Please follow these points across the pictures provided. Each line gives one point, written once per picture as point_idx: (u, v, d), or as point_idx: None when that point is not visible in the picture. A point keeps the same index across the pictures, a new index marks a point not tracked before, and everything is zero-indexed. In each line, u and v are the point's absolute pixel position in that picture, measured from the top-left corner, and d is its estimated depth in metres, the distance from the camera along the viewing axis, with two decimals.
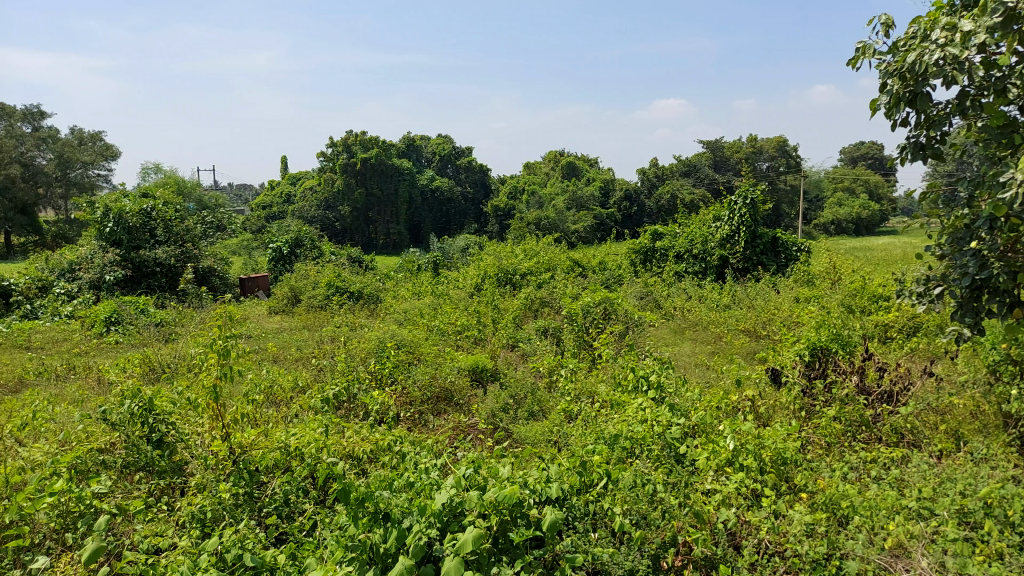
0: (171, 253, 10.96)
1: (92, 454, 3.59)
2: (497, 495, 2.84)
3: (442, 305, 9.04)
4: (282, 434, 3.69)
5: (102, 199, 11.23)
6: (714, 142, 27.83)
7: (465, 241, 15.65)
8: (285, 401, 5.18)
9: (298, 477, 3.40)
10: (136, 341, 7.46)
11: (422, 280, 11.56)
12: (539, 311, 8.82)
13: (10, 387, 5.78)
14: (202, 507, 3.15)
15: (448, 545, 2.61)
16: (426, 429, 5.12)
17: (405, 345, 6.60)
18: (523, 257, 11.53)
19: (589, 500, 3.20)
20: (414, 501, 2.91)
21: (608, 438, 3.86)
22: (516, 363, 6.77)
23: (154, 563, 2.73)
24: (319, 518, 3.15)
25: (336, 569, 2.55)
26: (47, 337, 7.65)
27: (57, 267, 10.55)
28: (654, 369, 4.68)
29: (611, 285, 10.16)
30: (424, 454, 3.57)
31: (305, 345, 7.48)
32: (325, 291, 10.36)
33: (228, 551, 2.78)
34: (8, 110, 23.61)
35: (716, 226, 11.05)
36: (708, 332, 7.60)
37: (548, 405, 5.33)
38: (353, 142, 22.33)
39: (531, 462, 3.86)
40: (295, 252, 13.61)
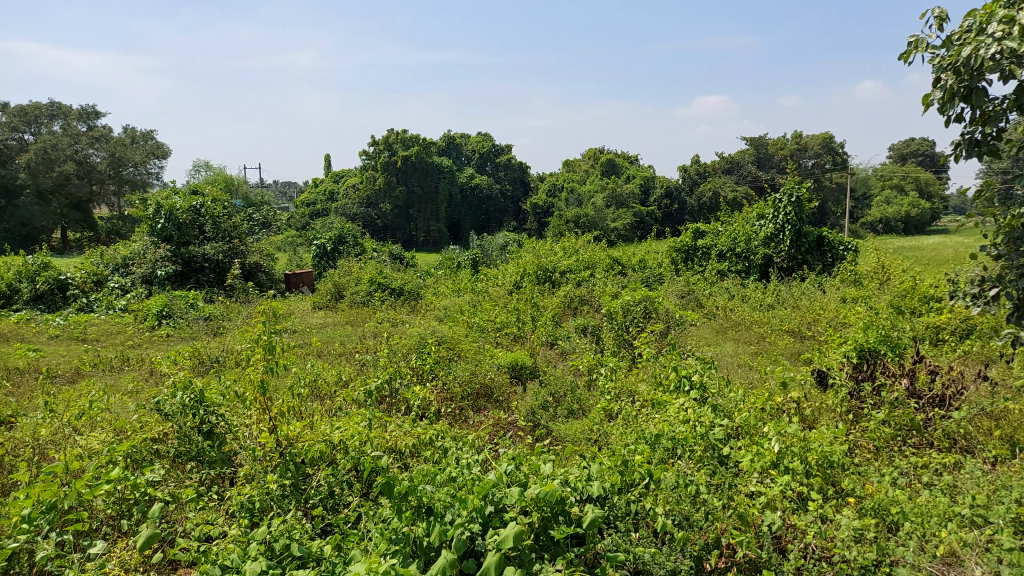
0: (219, 250, 11.26)
1: (146, 444, 3.71)
2: (538, 493, 2.85)
3: (482, 302, 9.10)
4: (327, 427, 3.75)
5: (154, 196, 11.55)
6: (758, 138, 27.35)
7: (505, 237, 15.67)
8: (328, 395, 5.28)
9: (342, 470, 3.45)
10: (186, 335, 7.70)
11: (462, 277, 11.62)
12: (578, 309, 8.79)
13: (67, 377, 5.98)
14: (250, 497, 3.22)
15: (490, 540, 2.63)
16: (467, 425, 5.15)
17: (446, 341, 6.66)
18: (562, 255, 11.50)
19: (631, 500, 3.16)
20: (456, 494, 2.93)
21: (649, 439, 3.84)
22: (555, 360, 6.76)
23: (206, 550, 2.81)
24: (363, 510, 3.19)
25: (381, 560, 2.58)
26: (102, 330, 7.91)
27: (112, 262, 10.88)
28: (696, 369, 4.65)
29: (651, 284, 10.06)
30: (466, 450, 3.59)
31: (348, 340, 7.59)
32: (368, 287, 10.52)
33: (277, 540, 2.86)
34: (65, 110, 24.46)
35: (760, 224, 10.87)
36: (751, 332, 7.48)
37: (588, 403, 5.30)
38: (394, 141, 22.59)
39: (572, 459, 3.86)
40: (338, 249, 13.81)
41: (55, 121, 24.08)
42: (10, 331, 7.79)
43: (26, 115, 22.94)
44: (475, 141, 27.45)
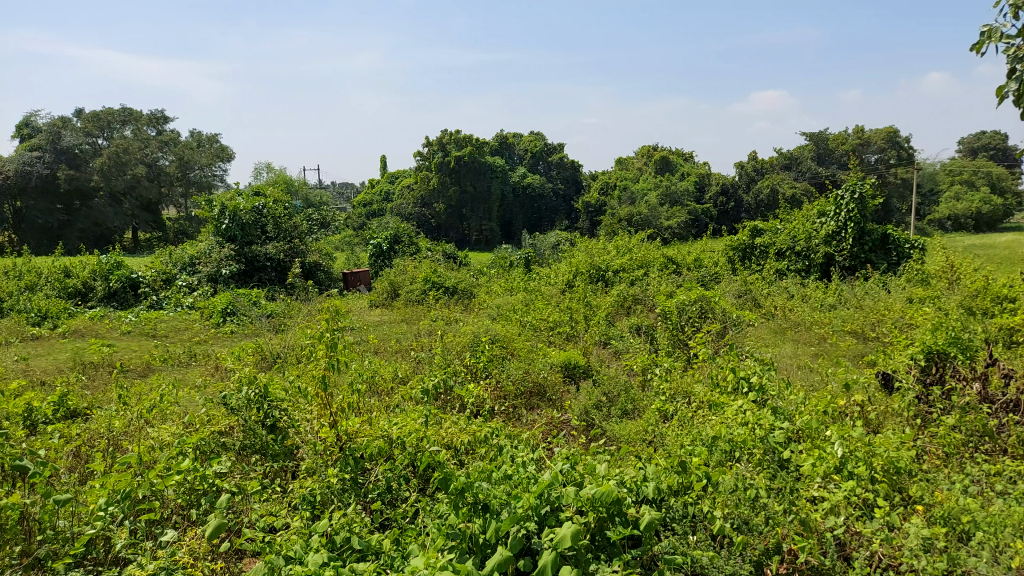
0: (280, 249, 11.59)
1: (214, 436, 3.83)
2: (594, 492, 2.84)
3: (535, 301, 9.11)
4: (385, 423, 3.82)
5: (218, 198, 11.96)
6: (818, 134, 26.62)
7: (557, 236, 15.63)
8: (385, 392, 5.40)
9: (399, 465, 3.52)
10: (249, 332, 7.94)
11: (515, 276, 11.66)
12: (631, 308, 8.71)
13: (139, 371, 6.25)
14: (312, 490, 3.31)
15: (546, 539, 2.63)
16: (520, 424, 5.17)
17: (499, 339, 6.69)
18: (615, 253, 11.41)
19: (688, 502, 3.13)
20: (511, 492, 2.94)
21: (706, 441, 3.79)
22: (609, 360, 6.71)
23: (270, 541, 2.90)
24: (421, 506, 3.24)
25: (439, 555, 2.62)
26: (171, 326, 8.22)
27: (180, 261, 11.31)
28: (754, 371, 4.55)
29: (707, 283, 9.90)
30: (521, 449, 3.60)
31: (404, 338, 7.71)
32: (423, 286, 10.65)
33: (338, 533, 2.93)
34: (135, 115, 25.48)
35: (820, 222, 10.57)
36: (811, 333, 7.29)
37: (642, 404, 5.24)
38: (448, 141, 22.82)
39: (627, 460, 3.82)
40: (394, 248, 14.02)
41: (126, 126, 25.12)
42: (86, 327, 8.18)
43: (99, 121, 23.99)
44: (527, 140, 27.43)
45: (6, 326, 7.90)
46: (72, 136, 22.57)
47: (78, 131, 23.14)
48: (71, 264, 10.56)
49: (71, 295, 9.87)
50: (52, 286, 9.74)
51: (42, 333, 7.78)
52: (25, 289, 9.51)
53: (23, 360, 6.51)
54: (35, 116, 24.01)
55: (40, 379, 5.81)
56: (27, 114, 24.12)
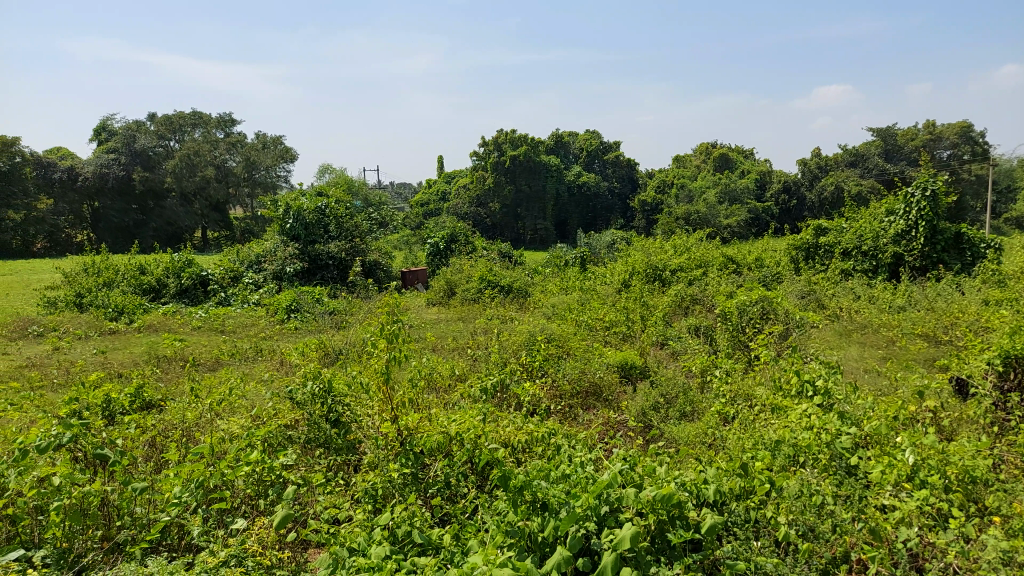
0: (342, 248, 11.84)
1: (281, 429, 3.95)
2: (654, 494, 2.81)
3: (591, 300, 9.06)
4: (444, 419, 3.87)
5: (283, 198, 12.32)
6: (886, 129, 25.72)
7: (613, 235, 15.48)
8: (444, 389, 5.48)
9: (458, 461, 3.56)
10: (312, 328, 8.16)
11: (571, 275, 11.62)
12: (689, 308, 8.57)
13: (209, 365, 6.48)
14: (374, 484, 3.37)
15: (605, 540, 2.62)
16: (577, 424, 5.14)
17: (555, 338, 6.69)
18: (673, 253, 11.24)
19: (750, 507, 3.07)
20: (570, 492, 2.93)
21: (768, 445, 3.71)
22: (666, 361, 6.62)
23: (335, 533, 2.97)
24: (480, 502, 3.26)
25: (498, 553, 2.63)
26: (239, 322, 8.50)
27: (246, 259, 11.69)
28: (820, 373, 4.42)
29: (768, 283, 9.65)
30: (579, 448, 3.58)
31: (460, 336, 7.79)
32: (479, 284, 10.73)
33: (399, 526, 2.99)
34: (206, 118, 26.22)
35: (889, 221, 10.19)
36: (879, 336, 7.06)
37: (702, 406, 5.15)
38: (503, 141, 22.93)
39: (687, 462, 3.77)
40: (451, 247, 14.17)
41: (197, 129, 25.94)
42: (159, 322, 8.54)
43: (171, 124, 25.00)
44: (582, 139, 27.24)
45: (86, 320, 8.34)
46: (146, 138, 23.74)
47: (152, 134, 24.23)
48: (146, 261, 11.03)
49: (147, 291, 10.28)
50: (128, 283, 10.17)
51: (119, 328, 8.16)
52: (103, 285, 9.97)
53: (102, 353, 6.86)
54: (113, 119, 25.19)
55: (118, 371, 6.11)
56: (104, 118, 25.32)
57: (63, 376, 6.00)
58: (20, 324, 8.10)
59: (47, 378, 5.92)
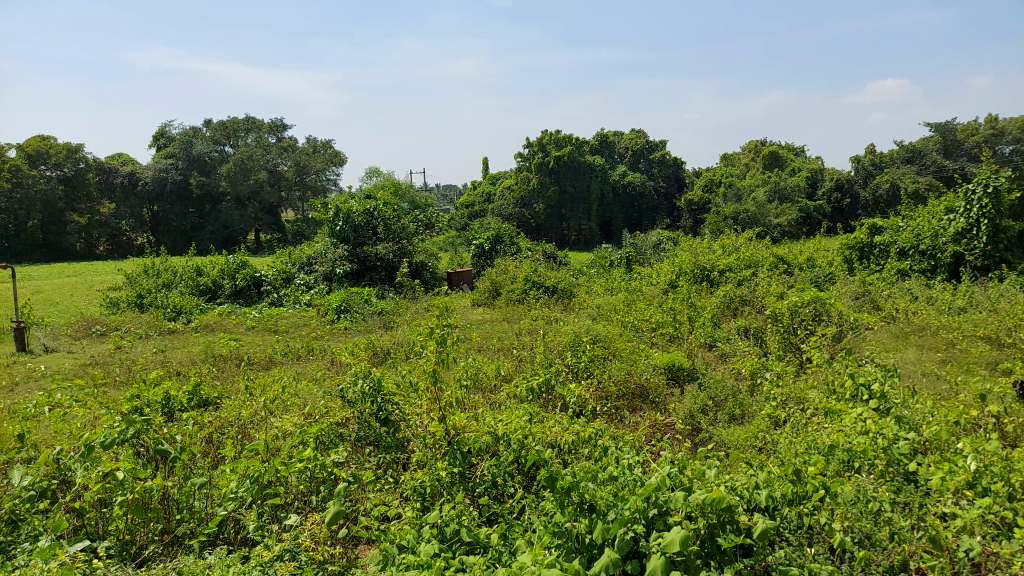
0: (390, 249, 12.00)
1: (332, 427, 4.03)
2: (703, 498, 2.77)
3: (636, 301, 8.99)
4: (491, 419, 3.89)
5: (333, 201, 12.56)
6: (944, 124, 24.85)
7: (659, 236, 15.29)
8: (490, 389, 5.53)
9: (505, 461, 3.58)
10: (362, 328, 8.31)
11: (616, 276, 11.54)
12: (739, 309, 8.42)
13: (263, 364, 6.65)
14: (423, 482, 3.42)
15: (654, 543, 2.60)
16: (623, 426, 5.11)
17: (601, 339, 6.64)
18: (722, 253, 11.06)
19: (803, 513, 3.00)
20: (618, 494, 2.92)
21: (822, 449, 3.63)
22: (715, 363, 6.53)
23: (385, 530, 3.03)
24: (527, 502, 3.27)
25: (545, 553, 2.63)
26: (291, 322, 8.69)
27: (298, 261, 11.96)
28: (876, 377, 4.30)
29: (821, 284, 9.40)
30: (626, 450, 3.56)
31: (505, 337, 7.81)
32: (523, 285, 10.75)
33: (447, 524, 3.02)
34: (257, 123, 26.11)
35: (949, 219, 9.83)
36: (937, 338, 6.82)
37: (752, 409, 5.05)
38: (548, 142, 22.94)
39: (738, 465, 3.71)
40: (495, 248, 14.24)
41: (250, 134, 26.20)
42: (215, 322, 8.81)
43: (226, 129, 25.46)
44: (628, 139, 26.95)
45: (147, 320, 8.66)
46: (202, 144, 24.53)
47: (207, 140, 24.95)
48: (203, 263, 11.37)
49: (203, 292, 10.60)
50: (186, 284, 10.51)
51: (178, 327, 8.44)
52: (163, 286, 10.33)
53: (161, 352, 7.11)
54: (172, 126, 26.11)
55: (176, 370, 6.32)
56: (164, 124, 26.25)
57: (125, 374, 6.24)
58: (85, 323, 8.45)
59: (111, 376, 6.17)
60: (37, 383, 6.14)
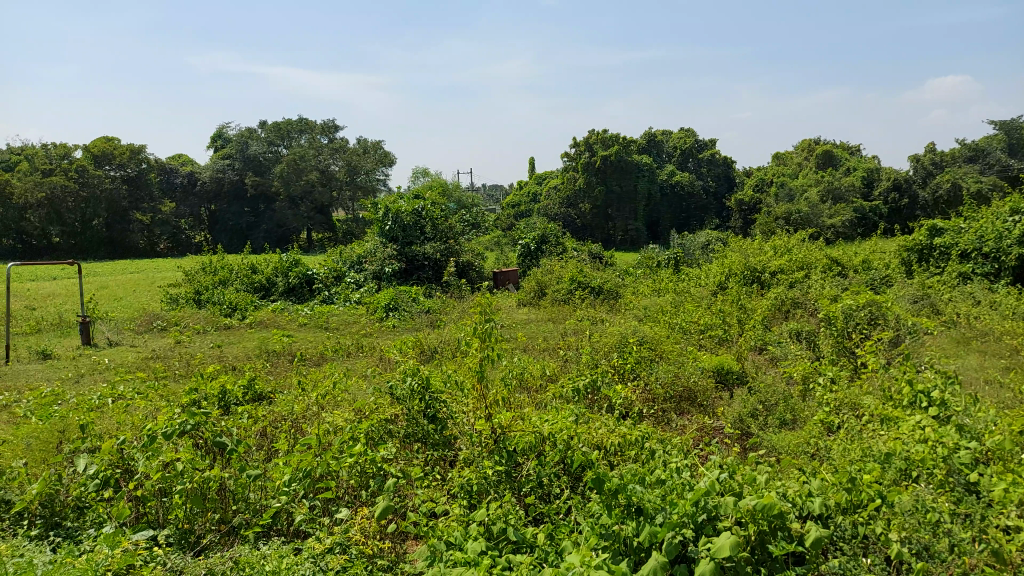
0: (437, 249, 12.12)
1: (382, 423, 4.09)
2: (754, 503, 2.72)
3: (685, 303, 8.89)
4: (537, 419, 3.89)
5: (383, 201, 12.75)
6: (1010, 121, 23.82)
7: (708, 236, 15.05)
8: (536, 388, 5.54)
9: (550, 462, 3.59)
10: (409, 326, 8.42)
11: (663, 277, 11.40)
12: (790, 312, 8.24)
13: (314, 360, 6.80)
14: (469, 480, 3.45)
15: (703, 547, 2.57)
16: (670, 428, 5.06)
17: (648, 341, 6.58)
18: (773, 254, 10.83)
19: (858, 521, 2.93)
20: (666, 497, 2.89)
21: (878, 457, 3.53)
22: (765, 367, 6.41)
23: (433, 526, 3.08)
24: (574, 503, 3.27)
25: (592, 554, 2.63)
26: (341, 319, 8.86)
27: (349, 259, 12.18)
28: (935, 384, 4.17)
29: (877, 286, 9.11)
30: (674, 454, 3.52)
31: (551, 337, 7.81)
32: (569, 285, 10.71)
33: (494, 522, 3.04)
34: (309, 123, 26.33)
35: (1014, 221, 9.42)
36: (1002, 344, 6.54)
37: (804, 414, 4.94)
38: (595, 141, 22.83)
39: (790, 471, 3.64)
40: (541, 248, 14.25)
41: (303, 134, 26.38)
42: (269, 318, 9.03)
43: (280, 130, 25.75)
44: (676, 138, 26.52)
45: (204, 316, 8.94)
46: (257, 144, 25.12)
47: (262, 140, 25.48)
48: (257, 261, 11.67)
49: (258, 289, 10.88)
50: (241, 281, 10.82)
51: (233, 323, 8.68)
52: (219, 283, 10.68)
53: (218, 347, 7.33)
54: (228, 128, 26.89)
55: (231, 364, 6.50)
56: (221, 126, 27.07)
57: (184, 367, 6.46)
58: (146, 318, 8.76)
59: (170, 369, 6.39)
60: (101, 375, 6.40)
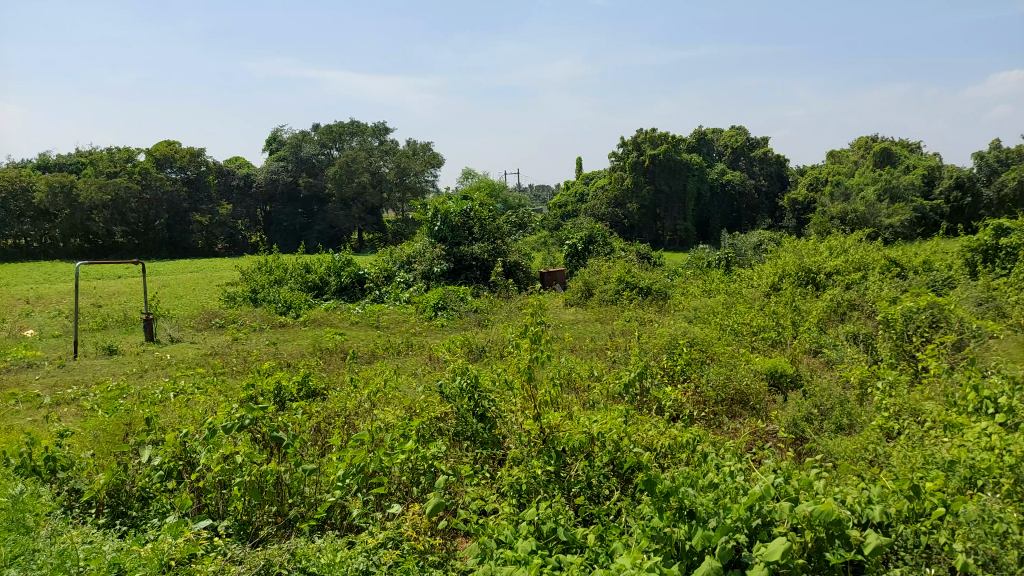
0: (485, 249, 12.18)
1: (433, 422, 4.14)
2: (811, 509, 2.65)
3: (736, 304, 8.75)
4: (586, 419, 3.87)
5: (431, 201, 12.90)
6: None
7: (760, 236, 14.74)
8: (583, 388, 5.53)
9: (599, 463, 3.58)
10: (458, 325, 8.49)
11: (714, 277, 11.25)
12: (847, 314, 8.00)
13: (366, 358, 6.92)
14: (519, 479, 3.47)
15: (757, 553, 2.53)
16: (721, 432, 4.98)
17: (698, 343, 6.49)
18: (829, 255, 10.56)
19: (920, 531, 2.83)
20: (719, 501, 2.85)
21: (940, 465, 3.41)
22: (819, 371, 6.25)
23: (484, 524, 3.10)
24: (624, 505, 3.25)
25: (643, 557, 2.61)
26: (392, 319, 8.98)
27: (399, 260, 12.36)
28: (1003, 390, 4.00)
29: (939, 288, 8.79)
30: (726, 457, 3.47)
31: (598, 337, 7.78)
32: (617, 286, 10.66)
33: (544, 522, 3.04)
34: (360, 126, 26.78)
35: None
36: None
37: (861, 420, 4.80)
38: (643, 141, 22.62)
39: (848, 478, 3.54)
40: (589, 248, 14.20)
41: (354, 137, 26.83)
42: (322, 317, 9.22)
43: (332, 133, 26.20)
44: (727, 136, 26.04)
45: (260, 315, 9.17)
46: (311, 147, 25.69)
47: (315, 143, 26.02)
48: (311, 261, 11.93)
49: (311, 288, 11.12)
50: (296, 280, 11.08)
51: (288, 321, 8.90)
52: (275, 282, 10.97)
53: (274, 344, 7.50)
54: (282, 132, 27.57)
55: (287, 361, 6.68)
56: (275, 129, 27.78)
57: (241, 364, 6.65)
58: (205, 317, 9.02)
59: (228, 366, 6.59)
60: (163, 370, 6.64)
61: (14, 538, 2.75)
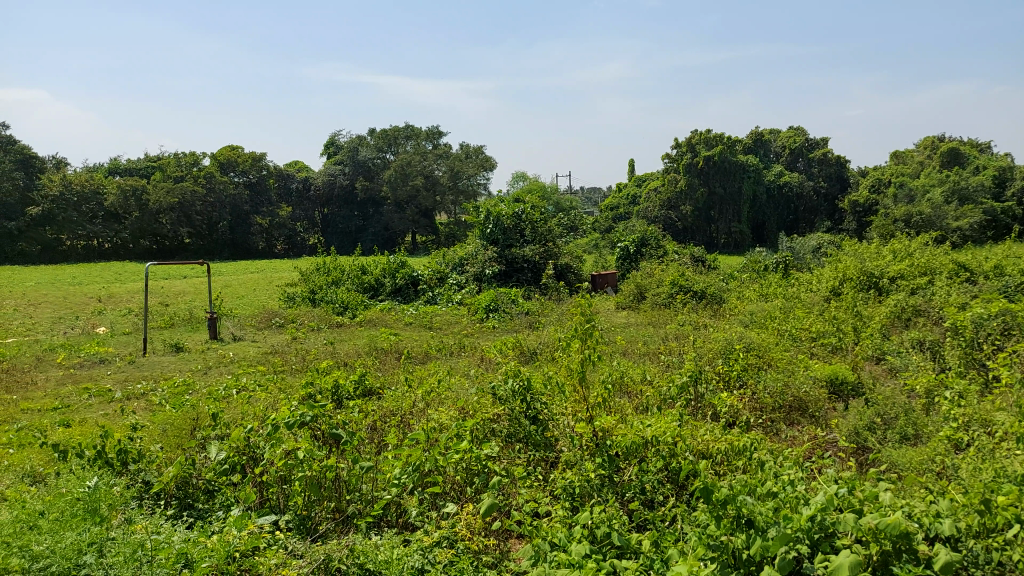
0: (537, 251, 12.21)
1: (487, 422, 4.19)
2: (877, 522, 2.57)
3: (794, 308, 8.55)
4: (640, 423, 3.85)
5: (484, 204, 12.98)
6: None
7: (819, 240, 14.34)
8: (636, 392, 5.50)
9: (654, 468, 3.55)
10: (509, 327, 8.54)
11: (771, 282, 11.00)
12: (911, 320, 7.71)
13: (420, 358, 7.00)
14: (572, 482, 3.47)
15: (820, 565, 2.47)
16: (779, 439, 4.88)
17: (754, 348, 6.38)
18: (892, 259, 10.19)
19: (991, 546, 2.72)
20: (779, 510, 2.80)
21: (1013, 478, 3.25)
22: (883, 379, 6.04)
23: (537, 525, 3.11)
24: (680, 511, 3.22)
25: (700, 565, 2.58)
26: (445, 320, 9.08)
27: (451, 262, 12.48)
28: None
29: (1012, 293, 8.40)
30: (785, 464, 3.39)
31: (651, 341, 7.71)
32: (670, 289, 10.53)
33: (598, 526, 3.03)
34: (414, 130, 27.15)
35: None
36: None
37: (927, 430, 4.62)
38: (697, 142, 22.28)
39: (914, 490, 3.42)
40: (641, 251, 14.07)
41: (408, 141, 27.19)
42: (377, 317, 9.38)
43: (387, 137, 26.62)
44: (785, 136, 25.46)
45: (317, 315, 9.39)
46: (366, 151, 26.17)
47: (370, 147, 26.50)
48: (366, 262, 12.15)
49: (367, 289, 11.33)
50: (352, 281, 11.31)
51: (345, 321, 9.10)
52: (332, 283, 11.21)
53: (331, 344, 7.67)
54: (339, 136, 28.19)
55: (343, 360, 6.82)
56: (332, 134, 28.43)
57: (300, 362, 6.83)
58: (266, 316, 9.28)
59: (288, 364, 6.79)
60: (226, 367, 6.88)
61: (89, 527, 2.89)
